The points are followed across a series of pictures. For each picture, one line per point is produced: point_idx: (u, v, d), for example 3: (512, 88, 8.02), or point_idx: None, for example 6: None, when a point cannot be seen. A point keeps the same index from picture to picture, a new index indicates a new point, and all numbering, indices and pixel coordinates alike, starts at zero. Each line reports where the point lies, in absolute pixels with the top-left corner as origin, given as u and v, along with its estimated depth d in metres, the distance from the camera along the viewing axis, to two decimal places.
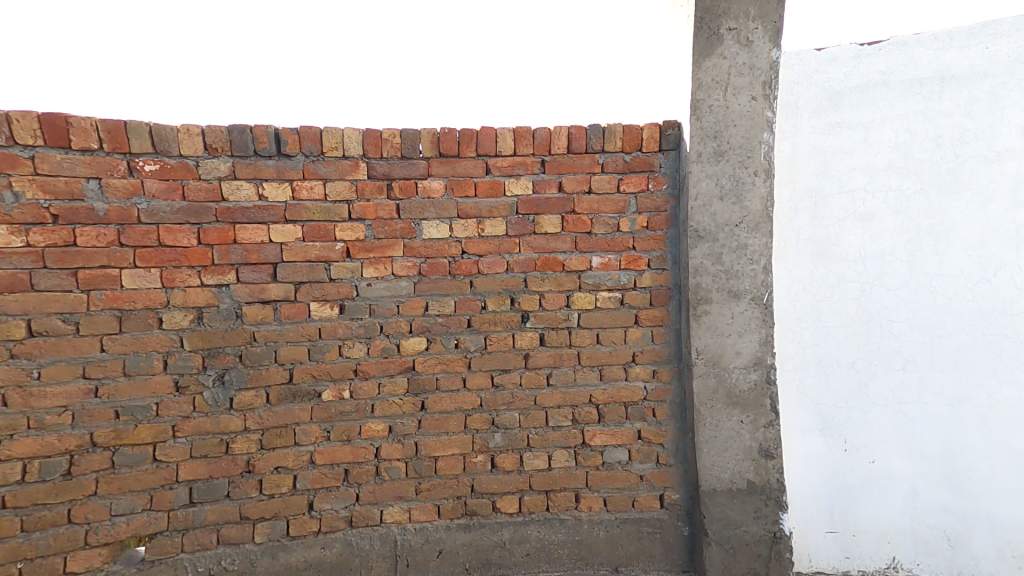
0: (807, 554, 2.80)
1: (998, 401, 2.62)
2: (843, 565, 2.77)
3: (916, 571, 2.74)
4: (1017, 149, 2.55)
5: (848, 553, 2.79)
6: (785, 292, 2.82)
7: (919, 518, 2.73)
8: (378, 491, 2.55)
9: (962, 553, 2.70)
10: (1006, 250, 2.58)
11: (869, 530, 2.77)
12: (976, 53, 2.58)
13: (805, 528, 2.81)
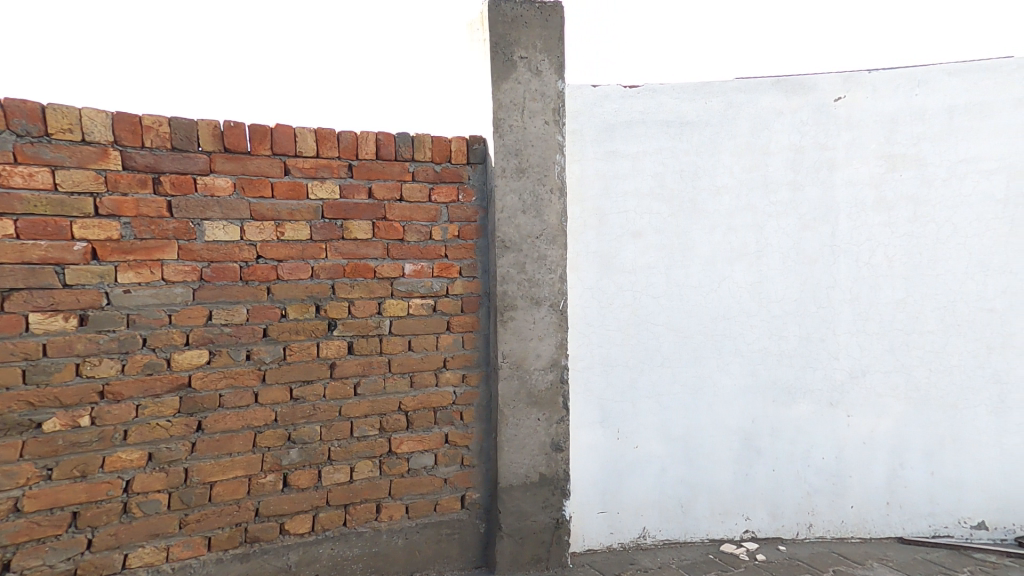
0: (582, 534, 3.12)
1: (721, 387, 3.25)
2: (608, 540, 3.15)
3: (659, 536, 3.21)
4: (729, 186, 3.21)
5: (613, 528, 3.17)
6: (578, 299, 3.13)
7: (665, 491, 3.22)
8: (123, 532, 2.22)
9: (689, 516, 3.23)
10: (726, 266, 3.23)
11: (630, 506, 3.19)
12: (700, 105, 3.16)
13: (582, 510, 3.13)
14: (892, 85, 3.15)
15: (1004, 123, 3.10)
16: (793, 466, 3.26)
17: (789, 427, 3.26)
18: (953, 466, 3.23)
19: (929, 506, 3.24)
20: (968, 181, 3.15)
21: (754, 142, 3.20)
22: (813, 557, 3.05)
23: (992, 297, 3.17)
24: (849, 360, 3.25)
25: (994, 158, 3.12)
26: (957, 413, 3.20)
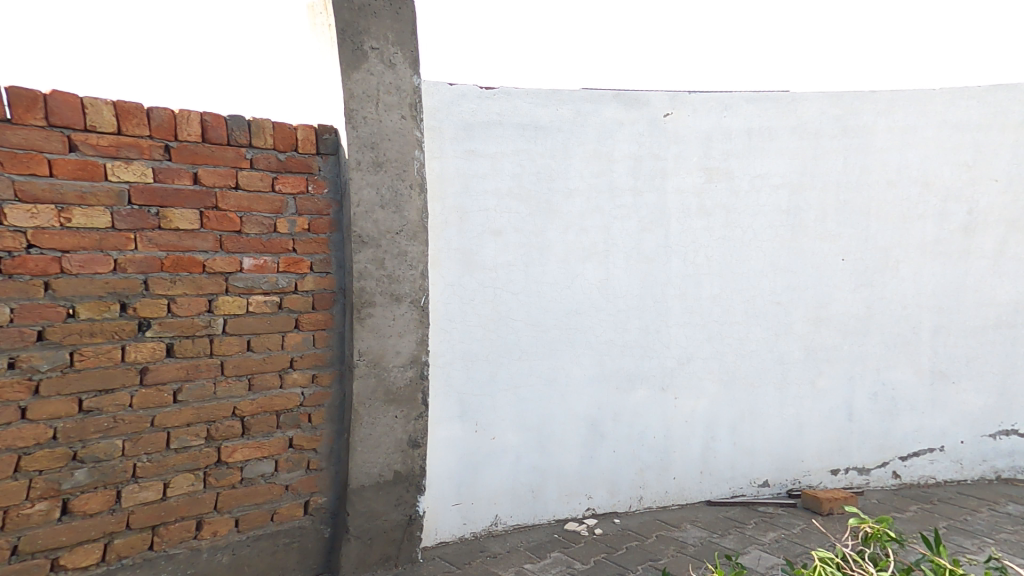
0: (435, 528, 3.14)
1: (572, 378, 3.46)
2: (461, 531, 3.20)
3: (511, 522, 3.34)
4: (579, 189, 3.42)
5: (466, 519, 3.23)
6: (441, 295, 3.13)
7: (518, 478, 3.36)
8: None
9: (539, 500, 3.41)
10: (579, 264, 3.44)
11: (484, 496, 3.27)
12: (552, 111, 3.33)
13: (436, 505, 3.15)
14: (707, 107, 3.55)
15: (784, 147, 3.65)
16: (628, 447, 3.57)
17: (628, 411, 3.57)
18: (749, 436, 3.72)
19: (730, 472, 3.71)
20: (762, 194, 3.66)
21: (601, 149, 3.44)
22: (641, 526, 3.37)
23: (778, 291, 3.70)
24: (678, 348, 3.62)
25: (781, 174, 3.66)
26: (754, 392, 3.71)
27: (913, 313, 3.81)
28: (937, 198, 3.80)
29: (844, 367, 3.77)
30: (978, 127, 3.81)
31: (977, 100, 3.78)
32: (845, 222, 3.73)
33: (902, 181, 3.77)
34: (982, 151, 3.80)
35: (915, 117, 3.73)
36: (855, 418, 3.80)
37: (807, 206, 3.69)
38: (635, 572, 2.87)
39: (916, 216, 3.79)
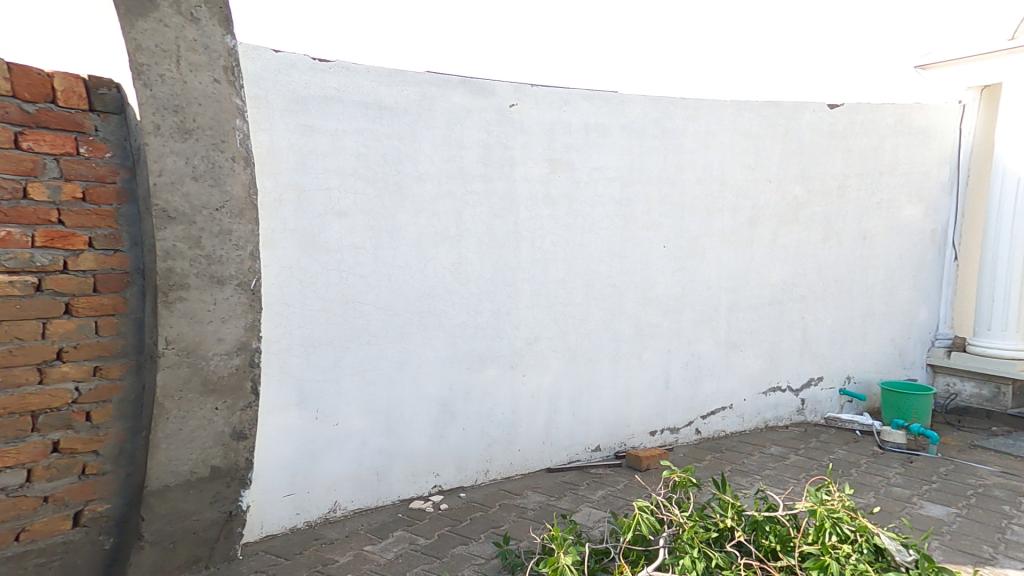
0: (261, 521, 2.95)
1: (425, 361, 3.40)
2: (292, 522, 3.04)
3: (351, 508, 3.24)
4: (431, 173, 3.33)
5: (299, 509, 3.07)
6: (276, 278, 2.91)
7: (362, 463, 3.25)
8: None
9: (384, 482, 3.34)
10: (433, 248, 3.38)
11: (321, 484, 3.13)
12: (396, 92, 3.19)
13: (263, 497, 2.95)
14: (548, 101, 3.63)
15: (616, 143, 3.84)
16: (477, 424, 3.60)
17: (479, 390, 3.58)
18: (587, 407, 3.94)
19: (569, 440, 3.90)
20: (599, 185, 3.84)
21: (450, 134, 3.38)
22: (485, 497, 3.49)
23: (614, 275, 3.93)
24: (527, 329, 3.70)
25: (614, 168, 3.85)
26: (592, 366, 3.92)
27: (715, 294, 4.20)
28: (733, 195, 4.17)
29: (664, 343, 4.10)
30: (759, 137, 4.16)
31: (759, 113, 4.14)
32: (665, 213, 4.03)
33: (707, 180, 4.09)
34: (761, 159, 4.19)
35: (713, 125, 4.06)
36: (670, 386, 4.15)
37: (636, 197, 3.94)
38: (477, 541, 2.99)
39: (716, 210, 4.15)
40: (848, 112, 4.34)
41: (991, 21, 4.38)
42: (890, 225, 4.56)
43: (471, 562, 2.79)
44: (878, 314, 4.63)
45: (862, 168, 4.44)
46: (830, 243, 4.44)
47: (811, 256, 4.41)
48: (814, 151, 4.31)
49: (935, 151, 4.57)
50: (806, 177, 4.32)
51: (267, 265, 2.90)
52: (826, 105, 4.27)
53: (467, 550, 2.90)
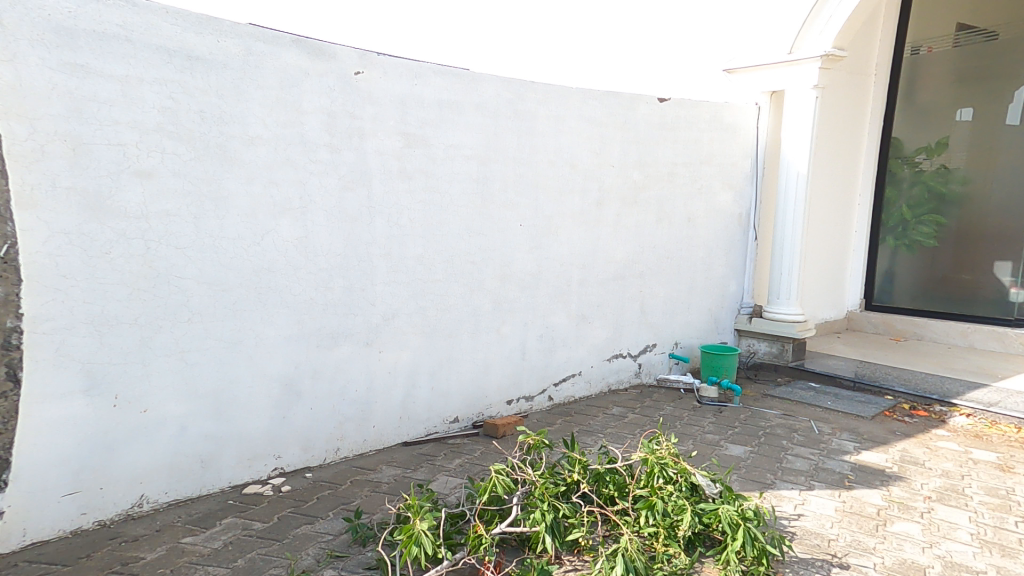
0: (22, 527, 2.52)
1: (264, 339, 3.16)
2: (76, 522, 2.65)
3: (165, 500, 2.92)
4: (264, 137, 3.05)
5: (86, 508, 2.68)
6: (46, 245, 2.49)
7: (180, 451, 2.94)
8: None
9: (211, 470, 3.05)
10: (270, 218, 3.11)
11: (119, 479, 2.76)
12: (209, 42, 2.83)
13: (29, 497, 2.53)
14: (397, 71, 3.50)
15: (472, 122, 3.86)
16: (328, 402, 3.44)
17: (329, 368, 3.42)
18: (447, 379, 3.95)
19: (427, 413, 3.89)
20: (456, 163, 3.83)
21: (285, 98, 3.11)
22: (335, 475, 3.37)
23: (473, 252, 3.97)
24: (384, 305, 3.61)
25: (469, 146, 3.87)
26: (452, 341, 3.94)
27: (566, 270, 4.47)
28: (581, 176, 4.46)
29: (521, 316, 4.27)
30: (602, 123, 4.49)
31: (603, 100, 4.47)
32: (521, 192, 4.16)
33: (558, 162, 4.31)
34: (605, 143, 4.54)
35: (560, 109, 4.26)
36: (527, 356, 4.35)
37: (493, 176, 4.01)
38: (324, 519, 2.90)
39: (571, 191, 4.43)
40: (675, 104, 4.87)
41: (774, 33, 5.10)
42: (707, 207, 5.22)
43: (315, 541, 2.71)
44: (700, 286, 5.32)
45: (686, 158, 5.01)
46: (663, 224, 4.99)
47: (647, 236, 4.91)
48: (649, 141, 4.78)
49: (739, 145, 5.28)
50: (642, 164, 4.78)
51: (24, 227, 2.44)
52: (657, 98, 4.74)
53: (312, 529, 2.81)
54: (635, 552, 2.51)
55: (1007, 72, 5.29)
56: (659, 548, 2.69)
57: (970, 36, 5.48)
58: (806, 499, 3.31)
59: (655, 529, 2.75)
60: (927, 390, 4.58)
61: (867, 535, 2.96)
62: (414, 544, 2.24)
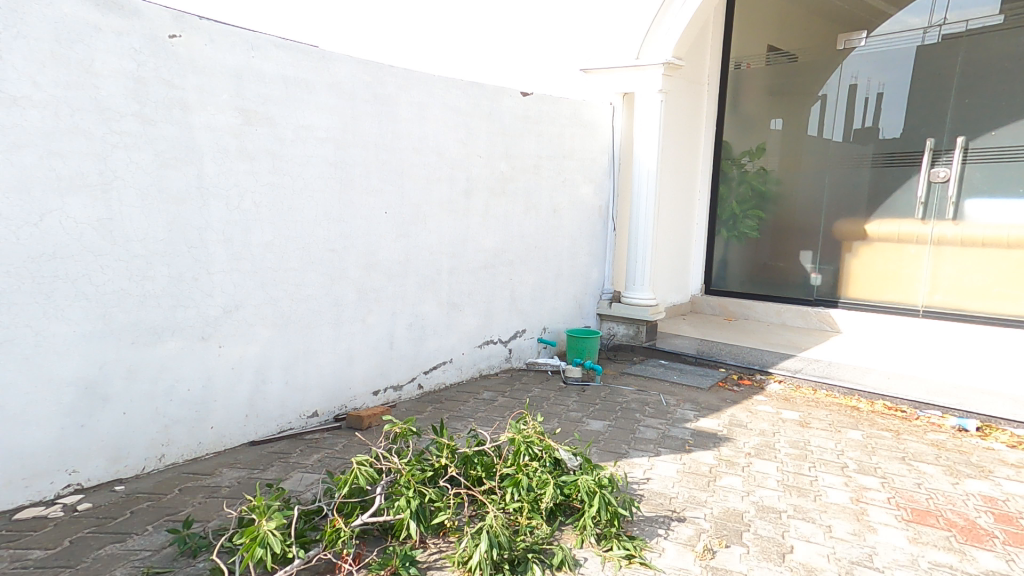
0: None
1: (47, 337, 2.69)
2: None
3: None
4: (35, 99, 2.57)
5: None
6: None
7: None
8: None
9: None
10: (50, 196, 2.65)
11: None
12: None
13: None
14: (228, 40, 3.19)
15: (324, 102, 3.66)
16: (148, 404, 3.07)
17: (151, 366, 3.06)
18: (303, 372, 3.75)
19: (280, 409, 3.66)
20: (309, 146, 3.61)
21: (63, 53, 2.63)
22: (157, 485, 3.02)
23: (334, 240, 3.81)
24: (225, 296, 3.32)
25: (324, 129, 3.68)
26: (310, 332, 3.75)
27: (436, 259, 4.48)
28: (448, 166, 4.47)
29: (388, 306, 4.19)
30: (466, 112, 4.53)
31: (466, 91, 4.51)
32: (385, 178, 4.07)
33: (423, 149, 4.28)
34: (471, 134, 4.59)
35: (423, 97, 4.22)
36: (395, 346, 4.29)
37: (352, 161, 3.86)
38: (140, 535, 2.61)
39: (438, 180, 4.43)
40: (537, 99, 5.07)
41: (622, 39, 5.50)
42: (571, 199, 5.54)
43: (127, 560, 2.43)
44: (565, 275, 5.64)
45: (550, 152, 5.26)
46: (530, 215, 5.20)
47: (516, 226, 5.09)
48: (514, 133, 4.93)
49: (597, 141, 5.67)
50: (509, 155, 4.92)
51: None
52: (519, 92, 4.91)
53: (122, 548, 2.51)
54: (499, 527, 2.60)
55: (805, 90, 6.16)
56: (523, 522, 2.83)
57: (778, 56, 6.27)
58: (653, 464, 3.69)
59: (519, 504, 2.89)
60: (751, 362, 5.29)
61: (700, 490, 3.38)
62: (257, 545, 2.14)
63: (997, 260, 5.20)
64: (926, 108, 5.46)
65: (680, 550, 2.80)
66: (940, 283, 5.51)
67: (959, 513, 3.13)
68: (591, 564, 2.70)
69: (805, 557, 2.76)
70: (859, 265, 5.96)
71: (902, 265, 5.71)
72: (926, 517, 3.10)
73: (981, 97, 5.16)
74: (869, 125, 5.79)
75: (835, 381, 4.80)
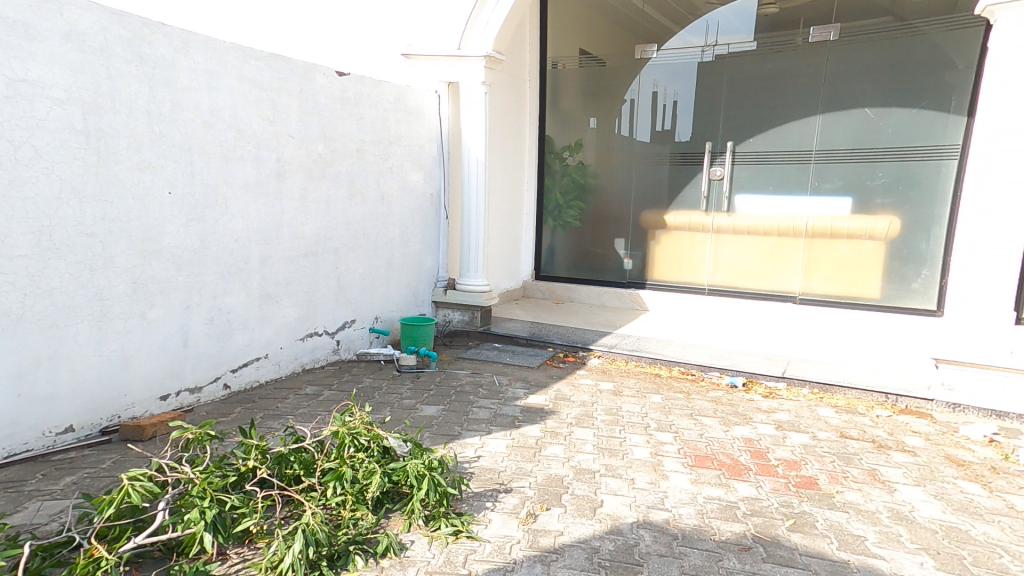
0: None
1: None
2: None
3: None
4: None
5: None
6: None
7: None
8: None
9: None
10: None
11: None
12: None
13: None
14: None
15: (58, 54, 3.00)
16: None
17: None
18: (45, 382, 3.10)
19: (8, 429, 2.97)
20: (38, 106, 2.95)
21: None
22: None
23: (91, 223, 3.21)
24: None
25: (63, 87, 3.03)
26: (57, 333, 3.11)
27: (243, 246, 4.12)
28: (252, 145, 4.11)
29: (178, 299, 3.72)
30: (270, 87, 4.19)
31: (268, 63, 4.16)
32: (166, 154, 3.56)
33: (216, 124, 3.84)
34: (278, 111, 4.27)
35: (213, 64, 3.79)
36: (190, 343, 3.84)
37: (115, 131, 3.29)
38: None
39: (236, 159, 4.02)
40: (354, 80, 4.90)
41: (442, 28, 5.54)
42: (400, 185, 5.49)
43: None
44: (397, 262, 5.60)
45: (373, 135, 5.14)
46: (355, 200, 5.03)
47: (339, 212, 4.89)
48: (331, 114, 4.72)
49: (423, 128, 5.68)
50: (326, 137, 4.70)
51: None
52: (335, 72, 4.70)
53: None
54: (317, 524, 2.51)
55: (612, 93, 6.85)
56: (346, 515, 2.76)
57: (589, 60, 6.88)
58: (484, 442, 3.84)
59: (342, 498, 2.80)
60: (575, 340, 5.75)
61: (526, 461, 3.61)
62: None
63: (758, 246, 6.32)
64: (705, 117, 6.40)
65: (505, 519, 2.97)
66: (720, 265, 6.55)
67: (728, 454, 3.77)
68: (418, 546, 2.72)
69: (612, 508, 3.11)
70: (661, 251, 6.84)
71: (692, 250, 6.68)
72: (704, 460, 3.69)
73: (743, 110, 6.19)
74: (666, 128, 6.62)
75: (642, 352, 5.44)
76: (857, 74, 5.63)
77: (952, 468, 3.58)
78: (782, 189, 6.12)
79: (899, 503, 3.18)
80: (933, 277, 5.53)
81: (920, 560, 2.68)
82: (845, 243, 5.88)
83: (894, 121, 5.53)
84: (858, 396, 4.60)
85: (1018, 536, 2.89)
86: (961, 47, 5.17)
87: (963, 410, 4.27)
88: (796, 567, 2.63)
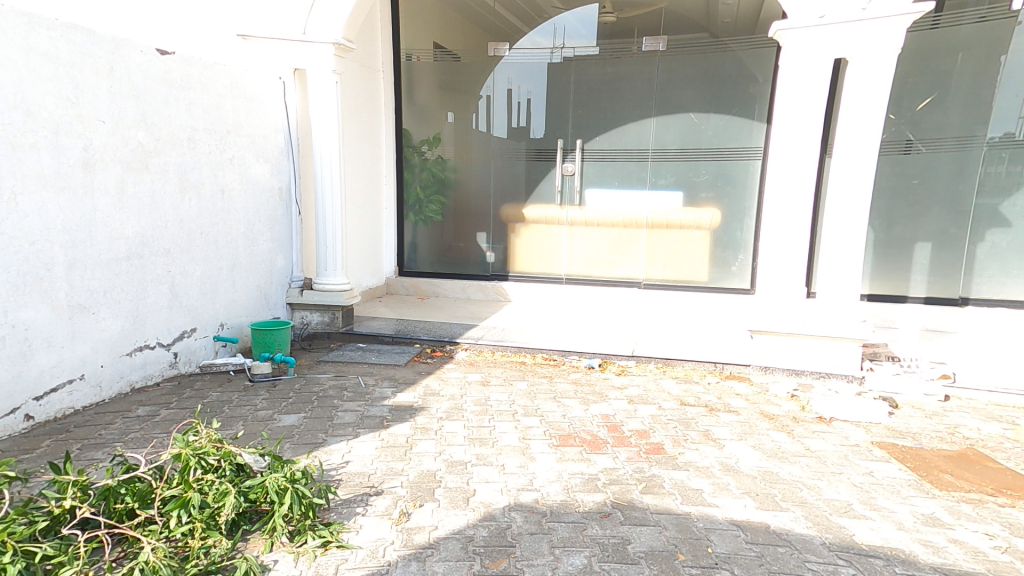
0: None
1: None
2: None
3: None
4: None
5: None
6: None
7: None
8: None
9: None
10: None
11: None
12: None
13: None
14: None
15: None
16: None
17: None
18: None
19: None
20: None
21: None
22: None
23: None
24: None
25: None
26: None
27: (42, 250, 3.46)
28: (49, 129, 3.46)
29: None
30: (69, 63, 3.55)
31: (64, 34, 3.52)
32: None
33: None
34: (81, 90, 3.63)
35: None
36: None
37: None
38: None
39: (24, 146, 3.35)
40: (179, 60, 4.37)
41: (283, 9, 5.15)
42: (242, 178, 5.02)
43: None
44: (243, 263, 5.12)
45: (207, 123, 4.63)
46: (188, 195, 4.50)
47: (169, 209, 4.34)
48: (153, 98, 4.15)
49: (267, 117, 5.26)
50: (147, 123, 4.12)
51: None
52: (155, 50, 4.15)
53: None
54: (159, 561, 2.24)
55: (468, 89, 6.93)
56: (194, 545, 2.48)
57: (443, 54, 6.89)
58: (351, 447, 3.69)
59: (189, 527, 2.51)
60: (441, 335, 5.75)
61: (396, 460, 3.54)
62: None
63: (607, 236, 6.86)
64: (556, 116, 6.77)
65: (376, 522, 2.89)
66: (575, 256, 6.99)
67: (588, 431, 4.07)
68: (281, 565, 2.54)
69: (484, 496, 3.18)
70: (521, 244, 7.11)
71: (549, 242, 7.04)
72: (567, 439, 3.93)
73: (589, 111, 6.67)
74: (522, 125, 6.87)
75: (507, 342, 5.63)
76: (682, 83, 6.34)
77: (765, 422, 4.25)
78: (625, 184, 6.72)
79: (726, 457, 3.70)
80: (746, 261, 6.45)
81: (743, 503, 3.15)
82: (678, 232, 6.61)
83: (712, 125, 6.32)
84: (693, 366, 5.24)
85: (812, 471, 3.53)
86: (759, 63, 6.07)
87: (772, 371, 5.08)
88: (649, 525, 2.93)
